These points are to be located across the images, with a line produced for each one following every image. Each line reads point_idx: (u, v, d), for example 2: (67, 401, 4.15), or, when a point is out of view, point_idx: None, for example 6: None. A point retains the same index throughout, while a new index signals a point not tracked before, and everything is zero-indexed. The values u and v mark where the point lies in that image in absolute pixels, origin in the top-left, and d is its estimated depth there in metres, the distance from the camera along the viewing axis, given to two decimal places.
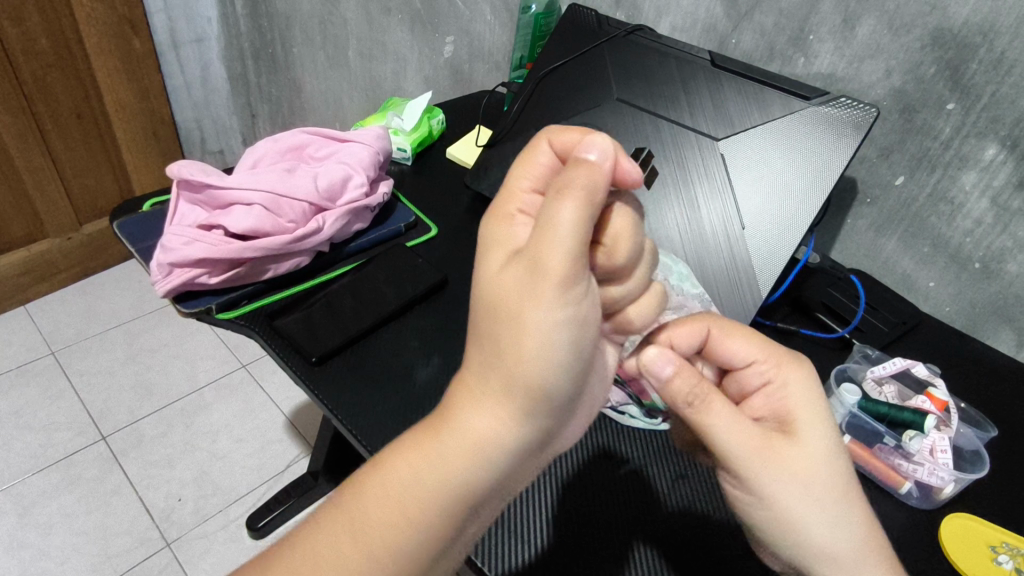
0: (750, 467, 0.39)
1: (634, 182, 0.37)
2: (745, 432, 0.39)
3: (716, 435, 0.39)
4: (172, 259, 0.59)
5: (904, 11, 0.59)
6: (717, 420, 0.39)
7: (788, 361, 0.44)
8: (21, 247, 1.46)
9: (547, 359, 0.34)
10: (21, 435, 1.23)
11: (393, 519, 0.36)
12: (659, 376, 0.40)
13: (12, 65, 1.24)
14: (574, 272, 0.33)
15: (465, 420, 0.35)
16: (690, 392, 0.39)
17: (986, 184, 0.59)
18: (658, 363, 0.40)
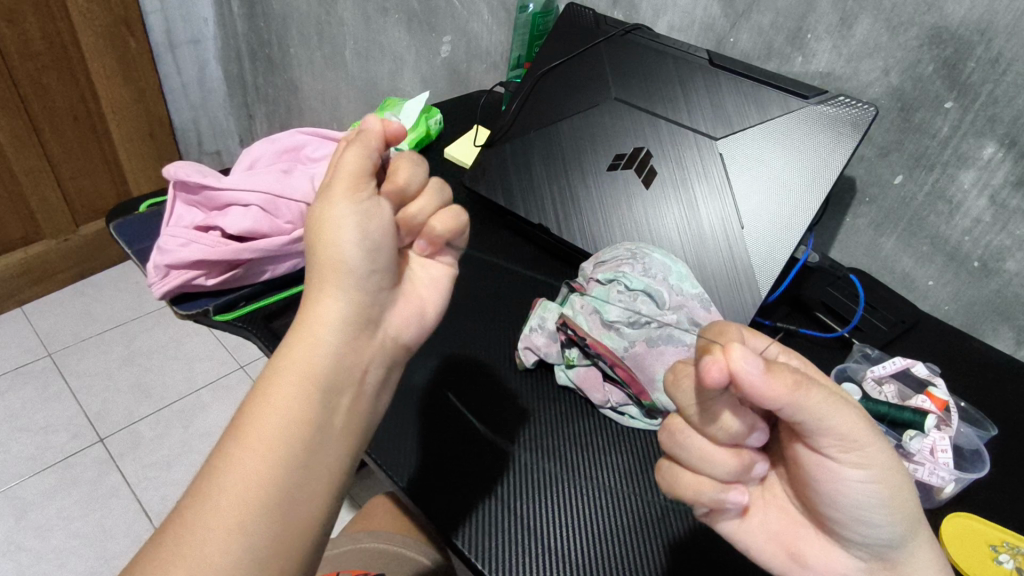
0: (860, 446, 0.35)
1: (397, 132, 0.49)
2: (847, 408, 0.35)
3: (827, 422, 0.34)
4: (169, 261, 0.59)
5: (902, 10, 0.59)
6: (826, 399, 0.34)
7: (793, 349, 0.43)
8: (17, 249, 1.46)
9: (351, 241, 0.44)
10: (18, 437, 1.22)
11: (277, 414, 0.42)
12: (757, 375, 0.33)
13: (8, 66, 1.24)
14: (356, 184, 0.46)
15: (311, 314, 0.45)
16: (793, 382, 0.34)
17: (985, 183, 0.59)
18: (749, 360, 0.34)
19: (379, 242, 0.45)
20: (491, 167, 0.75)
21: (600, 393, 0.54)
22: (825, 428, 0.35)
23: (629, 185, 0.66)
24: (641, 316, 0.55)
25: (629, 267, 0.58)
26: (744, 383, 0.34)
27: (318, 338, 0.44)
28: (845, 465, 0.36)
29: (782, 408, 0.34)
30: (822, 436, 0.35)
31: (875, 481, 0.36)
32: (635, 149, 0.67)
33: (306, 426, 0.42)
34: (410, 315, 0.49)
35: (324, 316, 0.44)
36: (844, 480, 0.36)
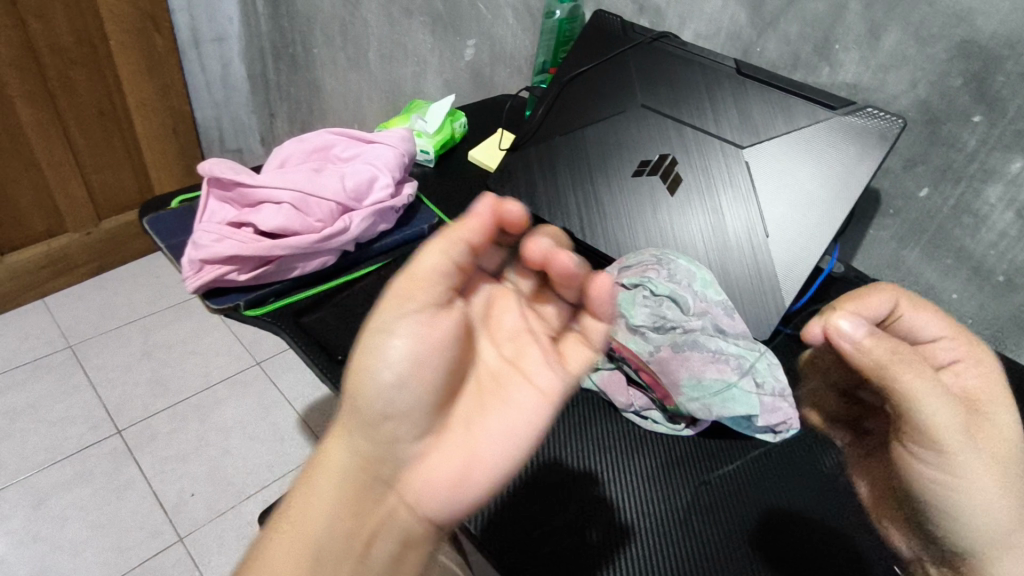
0: (941, 443, 0.40)
1: (519, 217, 0.44)
2: (946, 405, 0.40)
3: (924, 401, 0.39)
4: (203, 256, 0.60)
5: (931, 23, 0.59)
6: (919, 387, 0.39)
7: (978, 346, 0.46)
8: (41, 241, 1.48)
9: (383, 376, 0.43)
10: (37, 427, 1.24)
11: (300, 544, 0.43)
12: (849, 339, 0.42)
13: (37, 61, 1.27)
14: (430, 286, 0.44)
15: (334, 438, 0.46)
16: (885, 357, 0.40)
17: (1011, 198, 0.59)
18: (848, 327, 0.42)
19: (417, 372, 0.43)
20: (517, 171, 0.76)
21: (624, 396, 0.55)
22: (934, 410, 0.39)
23: (655, 192, 0.67)
24: (666, 321, 0.56)
25: (655, 273, 0.59)
26: (839, 343, 0.42)
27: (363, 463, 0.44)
28: (915, 451, 0.42)
29: (875, 373, 0.41)
30: (904, 420, 0.41)
31: (943, 476, 0.41)
32: (661, 156, 0.68)
33: (317, 559, 0.43)
34: (454, 457, 0.43)
35: (348, 449, 0.45)
36: (911, 465, 0.42)
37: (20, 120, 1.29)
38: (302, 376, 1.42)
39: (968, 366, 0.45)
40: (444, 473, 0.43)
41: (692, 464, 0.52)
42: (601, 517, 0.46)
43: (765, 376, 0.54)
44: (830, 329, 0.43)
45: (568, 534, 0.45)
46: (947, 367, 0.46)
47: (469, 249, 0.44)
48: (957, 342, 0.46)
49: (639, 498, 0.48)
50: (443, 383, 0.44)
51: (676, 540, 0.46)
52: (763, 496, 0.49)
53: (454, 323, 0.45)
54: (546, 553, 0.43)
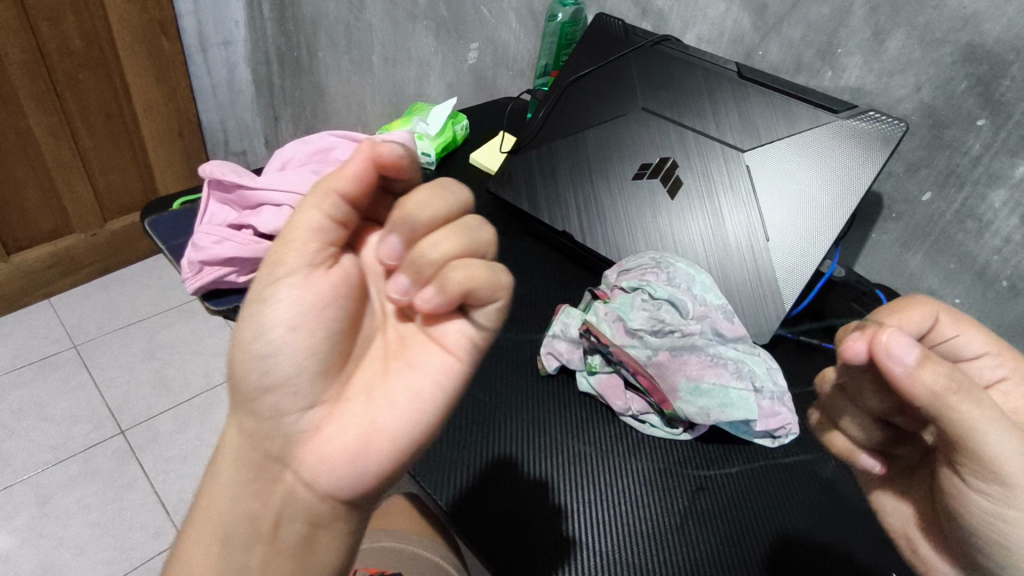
0: (1008, 479, 0.34)
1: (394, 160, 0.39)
2: (1011, 436, 0.34)
3: (980, 431, 0.34)
4: (203, 257, 0.61)
5: (935, 27, 0.59)
6: (978, 416, 0.34)
7: (1017, 356, 0.42)
8: (48, 242, 1.50)
9: (265, 345, 0.41)
10: (42, 426, 1.25)
11: (209, 536, 0.42)
12: (902, 362, 0.35)
13: (46, 63, 1.28)
14: (317, 247, 0.41)
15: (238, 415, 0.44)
16: (944, 382, 0.34)
17: (1015, 203, 0.59)
18: (901, 347, 0.35)
19: (291, 340, 0.40)
20: (518, 173, 0.76)
21: (622, 400, 0.55)
22: (1001, 445, 0.34)
23: (655, 195, 0.67)
24: (665, 325, 0.56)
25: (654, 276, 0.59)
26: (890, 367, 0.35)
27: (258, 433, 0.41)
28: (977, 488, 0.36)
29: (929, 402, 0.35)
30: (962, 454, 0.36)
31: (1017, 520, 0.35)
32: (661, 160, 0.68)
33: (224, 545, 0.42)
34: (350, 428, 0.40)
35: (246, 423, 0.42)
36: (970, 501, 0.37)
37: (28, 121, 1.31)
38: None
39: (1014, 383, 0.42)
40: (342, 445, 0.40)
41: (690, 469, 0.51)
42: (572, 500, 0.48)
43: (764, 380, 0.54)
44: (878, 352, 0.36)
45: (514, 502, 0.47)
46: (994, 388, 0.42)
47: (346, 203, 0.41)
48: (999, 359, 0.42)
49: (628, 498, 0.49)
50: (334, 352, 0.42)
51: (663, 545, 0.46)
52: (763, 509, 0.49)
53: (339, 280, 0.42)
54: (496, 514, 0.46)
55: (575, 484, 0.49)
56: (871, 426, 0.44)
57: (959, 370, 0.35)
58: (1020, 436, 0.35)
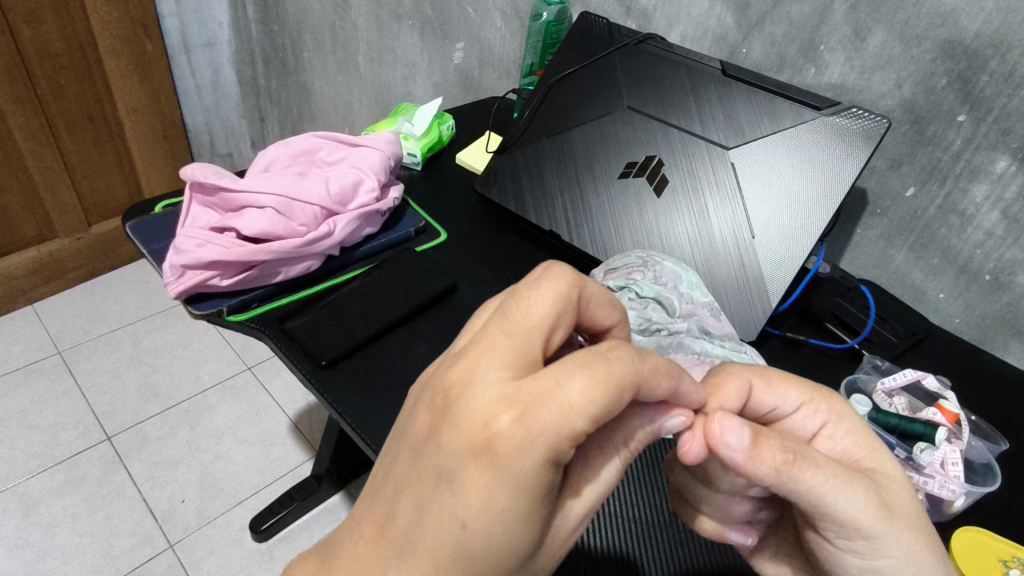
0: (861, 526, 0.36)
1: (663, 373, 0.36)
2: (855, 493, 0.35)
3: (819, 491, 0.35)
4: (185, 261, 0.59)
5: (915, 23, 0.59)
6: (819, 480, 0.35)
7: (832, 394, 0.41)
8: (31, 247, 1.47)
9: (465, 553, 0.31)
10: (26, 434, 1.23)
11: None
12: (737, 449, 0.35)
13: (26, 66, 1.26)
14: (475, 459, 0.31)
15: (502, 443, 0.30)
16: (777, 457, 0.35)
17: (997, 197, 0.59)
18: (730, 433, 0.35)
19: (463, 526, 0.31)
20: (504, 173, 0.75)
21: None
22: (842, 500, 0.35)
23: (641, 194, 0.67)
24: (652, 324, 0.57)
25: (640, 275, 0.59)
26: (728, 451, 0.35)
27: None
28: (849, 545, 0.37)
29: (773, 479, 0.35)
30: (821, 515, 0.36)
31: (889, 567, 0.36)
32: (647, 158, 0.68)
33: None
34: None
35: (507, 536, 0.31)
36: (846, 557, 0.38)
37: (9, 125, 1.29)
38: (294, 380, 1.41)
39: (838, 426, 0.40)
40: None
41: None
42: None
43: None
44: (713, 444, 0.36)
45: None
46: (818, 436, 0.41)
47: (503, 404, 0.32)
48: (817, 406, 0.40)
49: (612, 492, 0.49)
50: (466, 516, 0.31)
51: (657, 539, 0.47)
52: None
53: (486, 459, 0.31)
54: None
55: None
56: (733, 507, 0.42)
57: (790, 437, 0.36)
58: (860, 485, 0.36)
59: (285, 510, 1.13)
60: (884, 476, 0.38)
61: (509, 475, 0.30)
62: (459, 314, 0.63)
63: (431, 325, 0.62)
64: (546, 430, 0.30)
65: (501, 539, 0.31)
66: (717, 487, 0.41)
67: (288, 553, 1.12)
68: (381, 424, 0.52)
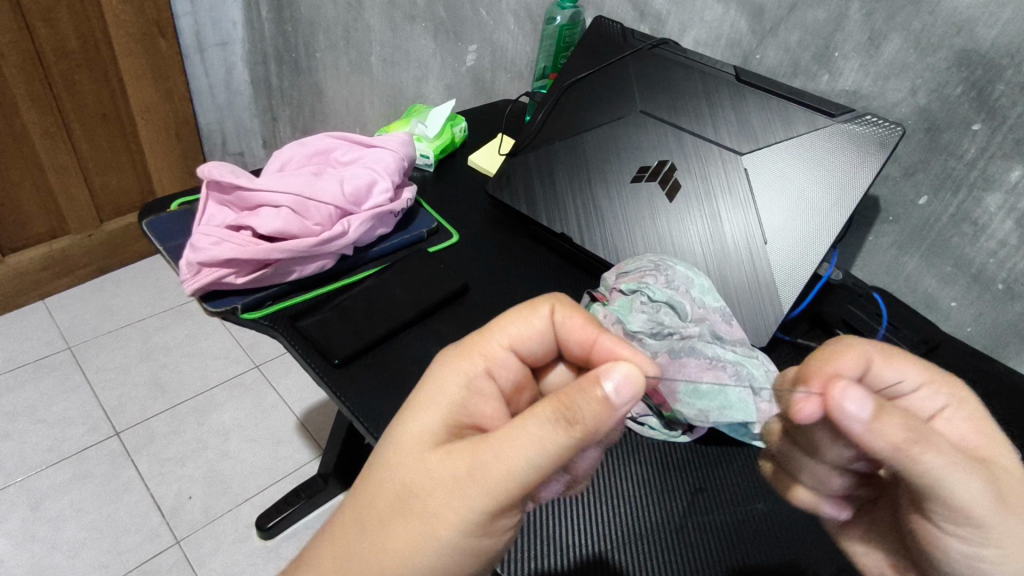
0: (974, 515, 0.38)
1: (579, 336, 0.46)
2: (975, 479, 0.38)
3: (934, 471, 0.37)
4: (201, 259, 0.60)
5: (931, 31, 0.59)
6: (939, 464, 0.37)
7: (952, 381, 0.44)
8: (43, 242, 1.49)
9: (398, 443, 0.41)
10: (36, 428, 1.24)
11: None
12: (858, 419, 0.39)
13: (42, 64, 1.27)
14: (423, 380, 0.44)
15: (437, 362, 0.44)
16: (900, 433, 0.37)
17: (1011, 206, 0.59)
18: (853, 404, 0.39)
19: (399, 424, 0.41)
20: (517, 176, 0.76)
21: None
22: (959, 487, 0.37)
23: (653, 198, 0.67)
24: (663, 328, 0.57)
25: (652, 279, 0.59)
26: (849, 418, 0.39)
27: (410, 479, 0.39)
28: (957, 530, 0.39)
29: (892, 453, 0.38)
30: (930, 498, 0.39)
31: (994, 556, 0.38)
32: (660, 163, 0.68)
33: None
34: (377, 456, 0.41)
35: (410, 429, 0.41)
36: (952, 544, 0.40)
37: (25, 123, 1.30)
38: (302, 378, 1.42)
39: (957, 412, 0.43)
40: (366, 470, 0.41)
41: (687, 471, 0.51)
42: (571, 511, 0.48)
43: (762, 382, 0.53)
44: (837, 412, 0.39)
45: None
46: (934, 420, 0.44)
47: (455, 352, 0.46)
48: (937, 389, 0.44)
49: (621, 496, 0.50)
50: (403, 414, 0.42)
51: (667, 542, 0.47)
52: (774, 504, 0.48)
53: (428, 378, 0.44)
54: None
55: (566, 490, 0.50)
56: (831, 476, 0.46)
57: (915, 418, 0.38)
58: (980, 472, 0.38)
59: (291, 508, 1.14)
60: (1000, 466, 0.40)
61: (434, 379, 0.43)
62: (471, 315, 0.64)
63: (443, 325, 0.62)
64: (464, 347, 0.44)
65: (420, 426, 0.40)
66: (823, 457, 0.44)
67: (293, 551, 1.13)
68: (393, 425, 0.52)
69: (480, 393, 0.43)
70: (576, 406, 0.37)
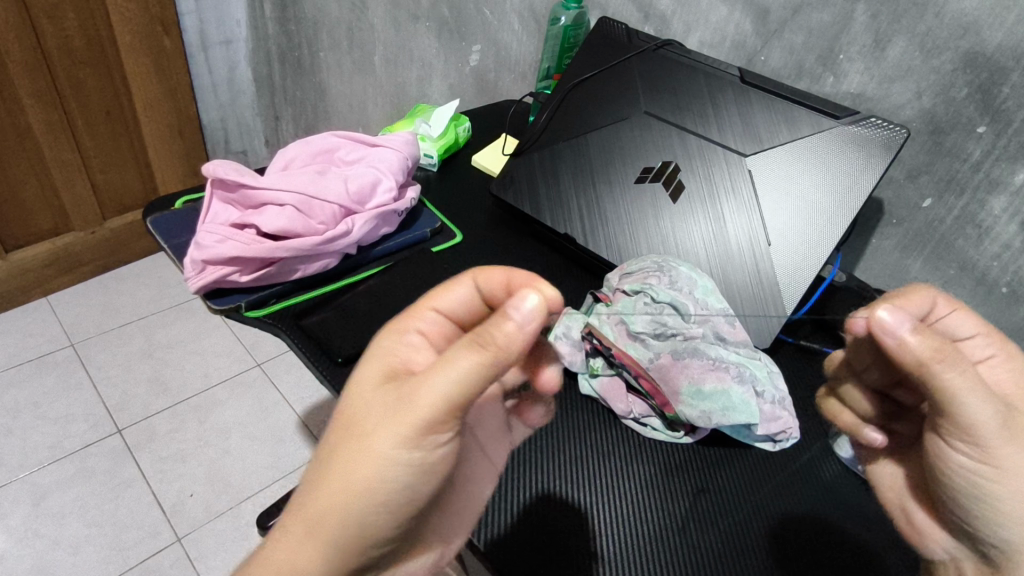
0: (982, 437, 0.38)
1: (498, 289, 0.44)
2: (993, 404, 0.38)
3: (955, 393, 0.37)
4: (206, 257, 0.60)
5: (936, 34, 0.59)
6: (961, 385, 0.37)
7: (1006, 338, 0.45)
8: (46, 239, 1.49)
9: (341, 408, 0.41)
10: (38, 425, 1.24)
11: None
12: (894, 335, 0.38)
13: (47, 62, 1.28)
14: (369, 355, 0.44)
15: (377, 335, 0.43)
16: (932, 352, 0.37)
17: (1015, 210, 0.59)
18: (894, 321, 0.38)
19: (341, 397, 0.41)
20: (521, 176, 0.76)
21: (624, 403, 0.55)
22: (975, 409, 0.37)
23: (656, 198, 0.67)
24: (667, 328, 0.56)
25: (656, 280, 0.59)
26: (885, 335, 0.38)
27: (349, 428, 0.39)
28: (960, 446, 0.40)
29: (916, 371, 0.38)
30: (945, 417, 0.39)
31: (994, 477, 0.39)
32: (663, 164, 0.68)
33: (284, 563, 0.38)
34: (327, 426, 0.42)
35: (352, 394, 0.40)
36: (952, 460, 0.41)
37: (29, 119, 1.30)
38: (304, 378, 1.42)
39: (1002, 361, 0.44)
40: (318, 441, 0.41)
41: (687, 473, 0.51)
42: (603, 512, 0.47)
43: (765, 385, 0.53)
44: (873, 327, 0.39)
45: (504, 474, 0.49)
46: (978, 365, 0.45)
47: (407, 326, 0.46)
48: (990, 339, 0.44)
49: (623, 498, 0.49)
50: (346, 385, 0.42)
51: (672, 543, 0.46)
52: (761, 504, 0.50)
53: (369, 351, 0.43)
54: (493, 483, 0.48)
55: (571, 480, 0.50)
56: None
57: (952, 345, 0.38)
58: (998, 403, 0.38)
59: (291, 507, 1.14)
60: None
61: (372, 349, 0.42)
62: None
63: None
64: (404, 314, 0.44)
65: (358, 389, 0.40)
66: None
67: None
68: None
69: (411, 345, 0.42)
70: (495, 333, 0.37)
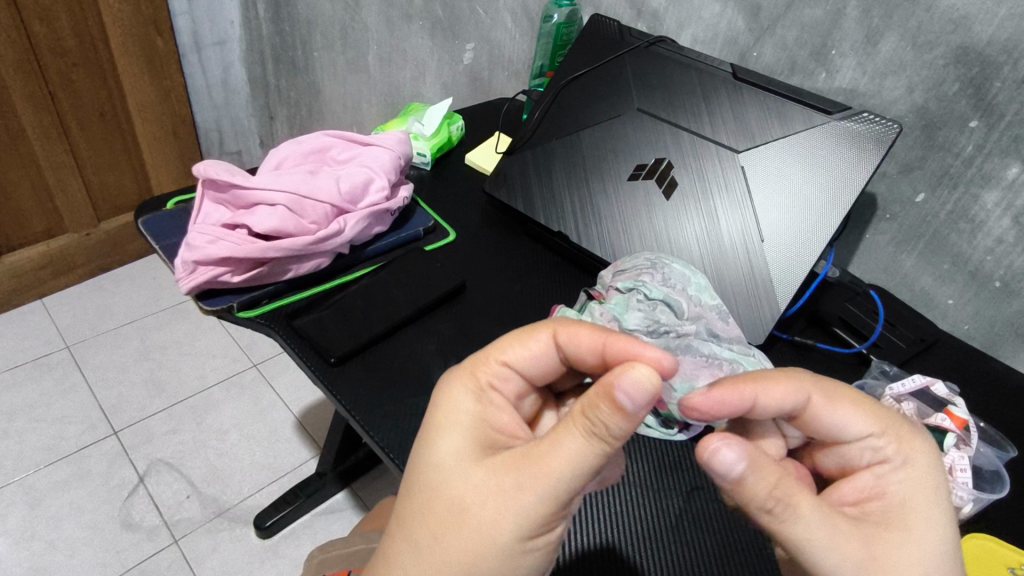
0: None
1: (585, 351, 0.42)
2: (839, 541, 0.36)
3: (795, 535, 0.36)
4: (197, 257, 0.60)
5: (927, 29, 0.59)
6: (802, 530, 0.36)
7: (908, 435, 0.40)
8: (41, 242, 1.49)
9: (429, 473, 0.40)
10: (33, 427, 1.24)
11: None
12: (729, 472, 0.36)
13: (39, 63, 1.27)
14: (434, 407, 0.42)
15: (448, 398, 0.42)
16: (769, 497, 0.36)
17: (1008, 204, 0.59)
18: (726, 460, 0.36)
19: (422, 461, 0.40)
20: (515, 174, 0.75)
21: None
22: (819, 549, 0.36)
23: (650, 196, 0.67)
24: (661, 325, 0.56)
25: (649, 277, 0.59)
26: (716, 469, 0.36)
27: (460, 512, 0.38)
28: None
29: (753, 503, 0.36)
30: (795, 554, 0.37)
31: None
32: (657, 160, 0.68)
33: None
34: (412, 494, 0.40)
35: (441, 462, 0.40)
36: None
37: (21, 122, 1.30)
38: (301, 378, 1.42)
39: (896, 465, 0.39)
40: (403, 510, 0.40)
41: (681, 471, 0.51)
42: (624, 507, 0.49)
43: None
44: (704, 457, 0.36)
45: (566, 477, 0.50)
46: (868, 470, 0.40)
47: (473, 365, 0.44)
48: (886, 439, 0.40)
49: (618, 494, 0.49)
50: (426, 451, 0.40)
51: (664, 539, 0.46)
52: None
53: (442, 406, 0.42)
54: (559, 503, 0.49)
55: None
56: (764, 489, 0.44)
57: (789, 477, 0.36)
58: (851, 538, 0.36)
59: (290, 507, 1.14)
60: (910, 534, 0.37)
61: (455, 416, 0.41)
62: (466, 313, 0.64)
63: (441, 324, 0.62)
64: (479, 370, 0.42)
65: (451, 461, 0.39)
66: None
67: (292, 550, 1.13)
68: (386, 424, 0.52)
69: (496, 405, 0.42)
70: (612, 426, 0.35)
